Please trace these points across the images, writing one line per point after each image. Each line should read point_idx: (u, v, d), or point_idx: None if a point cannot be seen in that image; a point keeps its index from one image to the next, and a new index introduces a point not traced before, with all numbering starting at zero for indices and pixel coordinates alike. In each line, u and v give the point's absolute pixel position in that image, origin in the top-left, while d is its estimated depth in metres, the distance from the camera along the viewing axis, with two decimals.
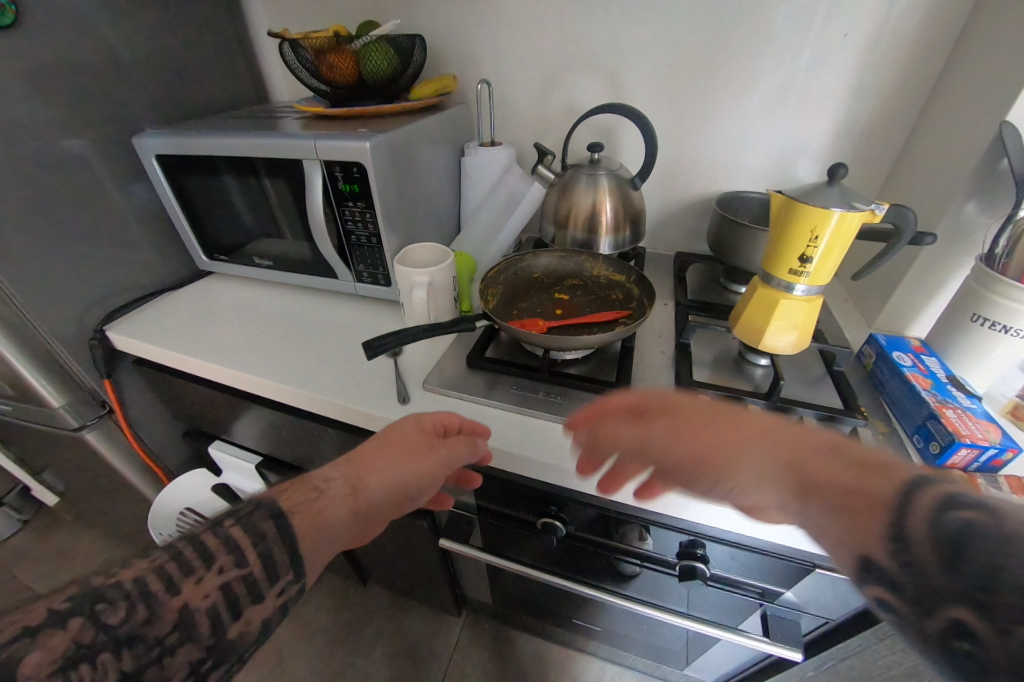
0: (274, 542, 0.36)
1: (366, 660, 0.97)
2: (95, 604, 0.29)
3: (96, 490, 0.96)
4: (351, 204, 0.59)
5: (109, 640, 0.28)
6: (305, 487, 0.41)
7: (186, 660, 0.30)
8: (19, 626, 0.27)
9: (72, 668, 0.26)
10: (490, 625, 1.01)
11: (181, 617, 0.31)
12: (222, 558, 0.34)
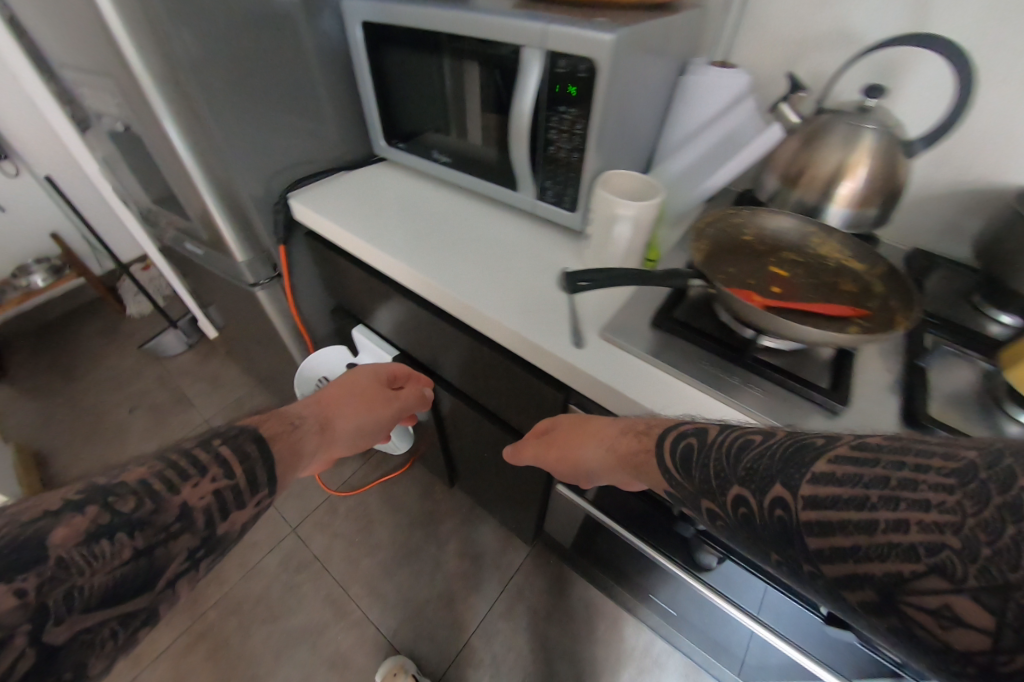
0: (258, 462, 0.47)
1: (439, 550, 1.07)
2: (107, 497, 0.37)
3: (252, 336, 1.10)
4: (562, 111, 0.52)
5: (123, 522, 0.37)
6: (281, 424, 0.55)
7: (185, 546, 0.39)
8: (43, 511, 0.35)
9: (94, 542, 0.35)
10: (554, 561, 1.05)
11: (182, 511, 0.40)
12: (213, 469, 0.43)
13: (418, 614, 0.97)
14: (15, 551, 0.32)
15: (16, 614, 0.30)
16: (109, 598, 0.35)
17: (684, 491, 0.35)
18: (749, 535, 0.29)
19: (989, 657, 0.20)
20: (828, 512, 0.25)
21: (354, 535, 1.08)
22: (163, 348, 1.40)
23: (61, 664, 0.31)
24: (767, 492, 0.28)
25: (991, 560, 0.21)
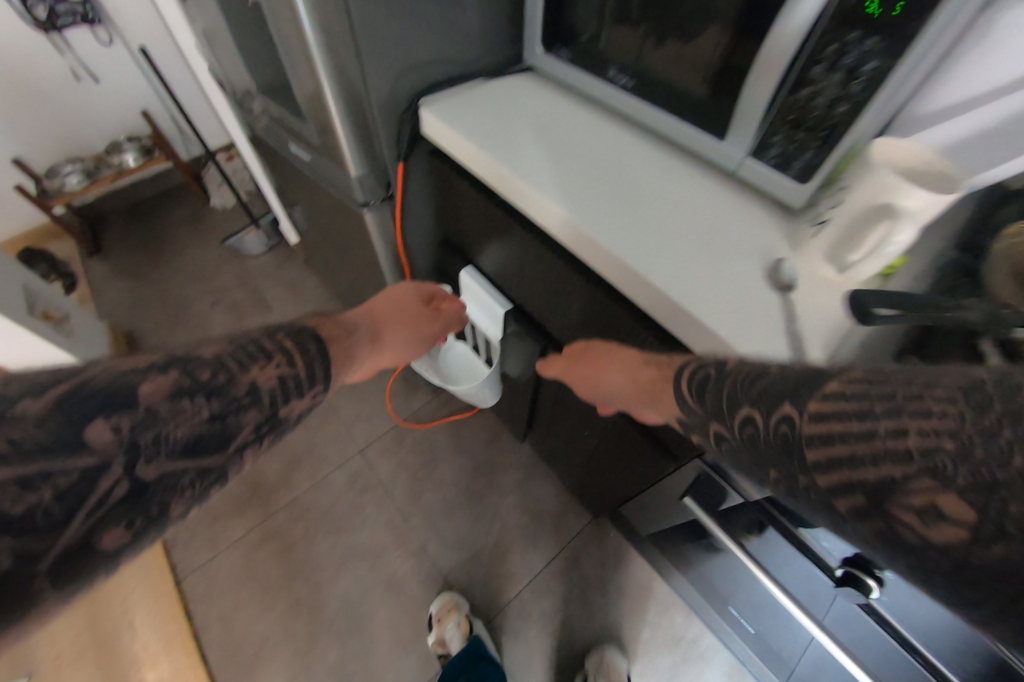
0: (317, 356, 0.49)
1: (499, 499, 1.06)
2: (188, 363, 0.39)
3: (342, 251, 1.04)
4: (855, 36, 0.35)
5: (200, 386, 0.39)
6: (336, 326, 0.56)
7: (250, 420, 0.42)
8: (136, 366, 0.37)
9: (178, 399, 0.37)
10: (615, 536, 1.02)
11: (251, 388, 0.42)
12: (277, 355, 0.45)
13: (473, 558, 0.99)
14: (110, 394, 0.34)
15: (111, 447, 0.33)
16: (187, 451, 0.38)
17: (697, 418, 0.33)
18: (752, 453, 0.27)
19: (964, 553, 0.17)
20: (829, 425, 0.22)
21: (417, 469, 1.09)
22: (244, 247, 1.44)
23: (148, 500, 0.35)
24: (773, 411, 0.26)
25: (1000, 468, 0.17)
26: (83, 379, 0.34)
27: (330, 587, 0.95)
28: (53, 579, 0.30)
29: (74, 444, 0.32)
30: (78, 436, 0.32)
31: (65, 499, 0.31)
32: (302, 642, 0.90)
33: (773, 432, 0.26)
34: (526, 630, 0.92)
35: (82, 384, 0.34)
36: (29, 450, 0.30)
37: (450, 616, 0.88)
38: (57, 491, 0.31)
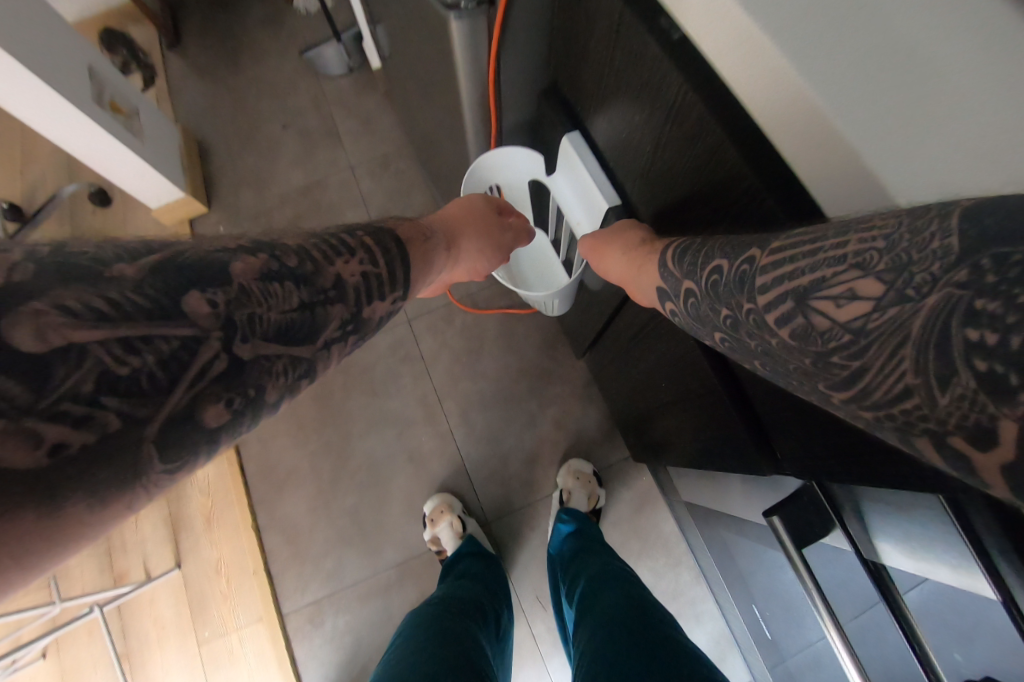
0: (397, 258, 0.44)
1: (538, 409, 0.99)
2: (274, 250, 0.33)
3: (421, 83, 0.83)
4: None
5: (290, 271, 0.32)
6: (415, 230, 0.52)
7: (338, 315, 0.35)
8: (224, 245, 0.30)
9: (270, 280, 0.30)
10: (647, 481, 0.95)
11: (338, 281, 0.36)
12: (359, 252, 0.39)
13: (497, 457, 0.97)
14: (201, 268, 0.27)
15: (210, 320, 0.26)
16: (282, 336, 0.31)
17: (677, 280, 0.38)
18: (714, 297, 0.32)
19: (863, 323, 0.21)
20: (784, 252, 0.26)
21: (462, 354, 1.02)
22: (322, 63, 1.25)
23: (247, 381, 0.28)
24: (742, 253, 0.30)
25: (909, 257, 0.19)
26: (172, 250, 0.27)
27: (358, 442, 0.98)
28: (159, 447, 0.24)
29: (171, 310, 0.25)
30: (174, 301, 0.25)
31: (168, 366, 0.24)
32: (326, 481, 0.97)
33: (733, 270, 0.30)
34: (531, 536, 0.92)
35: (173, 255, 0.27)
36: (128, 311, 0.23)
37: (443, 517, 0.88)
38: (160, 356, 0.24)
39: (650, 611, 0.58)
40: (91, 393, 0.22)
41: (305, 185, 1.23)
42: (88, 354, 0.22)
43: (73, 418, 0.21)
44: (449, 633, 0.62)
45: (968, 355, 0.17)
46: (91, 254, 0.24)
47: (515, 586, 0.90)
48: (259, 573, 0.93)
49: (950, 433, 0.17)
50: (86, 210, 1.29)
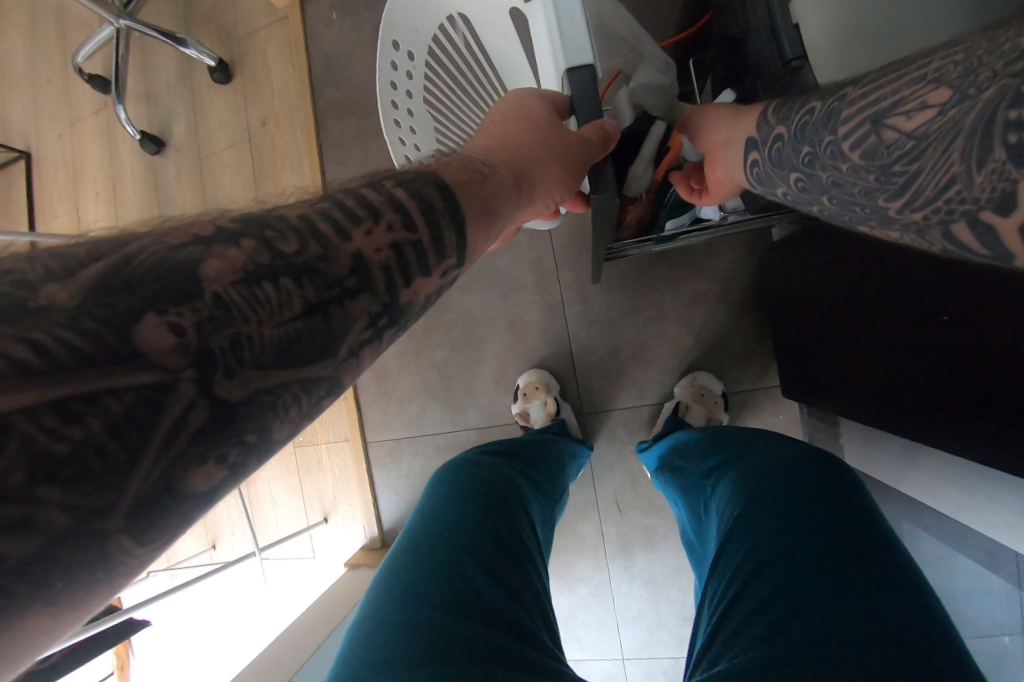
0: (444, 214, 0.29)
1: (670, 305, 0.81)
2: (265, 229, 0.22)
3: None
4: None
5: (286, 263, 0.22)
6: (466, 170, 0.36)
7: (364, 311, 0.24)
8: (190, 236, 0.21)
9: (256, 282, 0.20)
10: (785, 419, 0.78)
11: (358, 263, 0.24)
12: (388, 213, 0.26)
13: (608, 348, 0.84)
14: (159, 277, 0.19)
15: (174, 359, 0.18)
16: (287, 359, 0.21)
17: (764, 129, 0.38)
18: (796, 139, 0.33)
19: (929, 128, 0.23)
20: (881, 81, 0.26)
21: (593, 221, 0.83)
22: None
23: (244, 428, 0.19)
24: (837, 92, 0.30)
25: (979, 61, 0.21)
26: (125, 255, 0.19)
27: (458, 297, 0.89)
28: (136, 534, 0.17)
29: (121, 351, 0.17)
30: (122, 335, 0.17)
31: (125, 433, 0.17)
32: (419, 330, 0.92)
33: (825, 107, 0.31)
34: (625, 442, 0.83)
35: (126, 267, 0.19)
36: (60, 363, 0.16)
37: (536, 395, 0.81)
38: (112, 422, 0.16)
39: (765, 542, 0.42)
40: (24, 483, 0.15)
41: None
42: (11, 432, 0.15)
43: (4, 523, 0.14)
44: (505, 510, 0.54)
45: (1003, 134, 0.19)
46: (16, 273, 0.17)
47: (594, 483, 0.85)
48: (348, 399, 0.97)
49: (982, 209, 0.21)
50: None
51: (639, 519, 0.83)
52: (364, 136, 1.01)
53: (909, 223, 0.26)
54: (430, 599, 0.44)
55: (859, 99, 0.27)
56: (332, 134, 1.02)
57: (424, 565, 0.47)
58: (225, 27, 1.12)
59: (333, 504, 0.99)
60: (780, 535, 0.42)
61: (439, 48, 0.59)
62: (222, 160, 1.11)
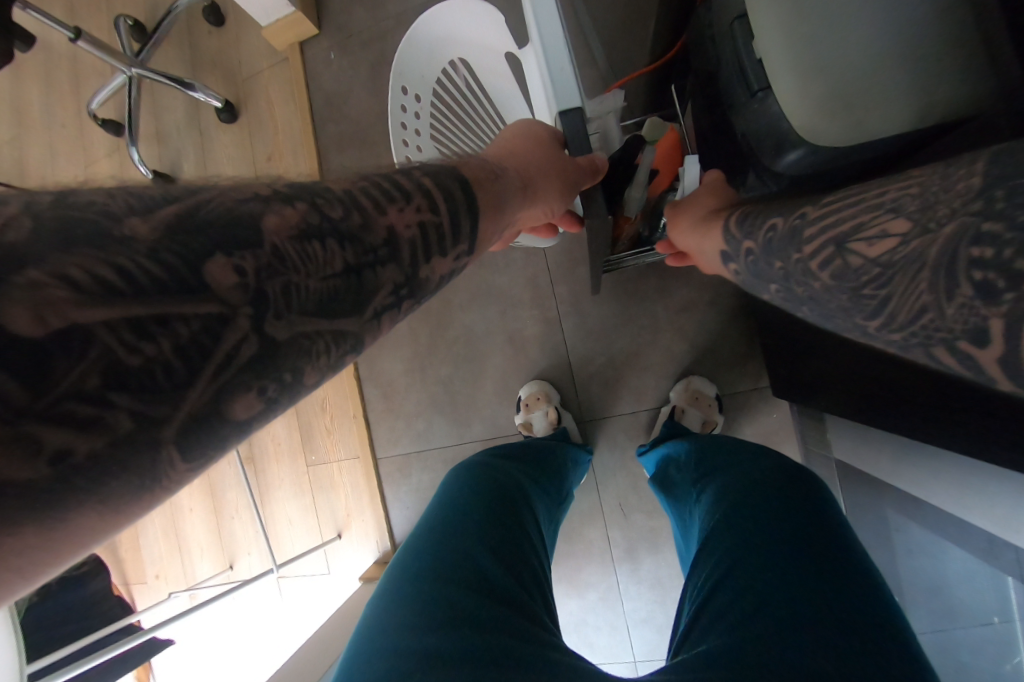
0: (461, 206, 0.35)
1: (664, 313, 0.84)
2: (316, 197, 0.26)
3: None
4: None
5: (333, 227, 0.26)
6: (479, 169, 0.41)
7: (389, 279, 0.28)
8: (254, 193, 0.25)
9: (308, 239, 0.24)
10: (780, 418, 0.81)
11: (390, 236, 0.28)
12: (415, 197, 0.31)
13: (605, 357, 0.87)
14: (226, 224, 0.22)
15: (235, 295, 0.21)
16: (325, 311, 0.24)
17: (733, 241, 0.40)
18: (767, 253, 0.34)
19: (893, 256, 0.23)
20: (840, 205, 0.27)
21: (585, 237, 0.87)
22: None
23: (282, 366, 0.23)
24: (799, 210, 0.32)
25: (938, 197, 0.22)
26: (192, 202, 0.22)
27: (460, 314, 0.93)
28: (183, 449, 0.19)
29: (186, 283, 0.20)
30: (193, 270, 0.20)
31: (187, 355, 0.19)
32: (423, 349, 0.96)
33: (787, 223, 0.32)
34: (626, 447, 0.86)
35: (195, 208, 0.22)
36: (140, 286, 0.18)
37: (538, 405, 0.85)
38: (177, 344, 0.19)
39: (731, 548, 0.45)
40: (98, 386, 0.17)
41: (425, 4, 1.02)
42: (93, 342, 0.17)
43: (79, 419, 0.17)
44: (506, 501, 0.58)
45: (969, 270, 0.20)
46: (97, 206, 0.20)
47: (598, 488, 0.87)
48: (357, 418, 1.00)
49: (957, 338, 0.21)
50: (202, 28, 1.21)
51: (643, 522, 0.85)
52: (364, 166, 1.06)
53: (889, 341, 0.25)
54: (436, 581, 0.48)
55: (821, 223, 0.28)
56: (334, 165, 1.08)
57: (431, 550, 0.51)
58: (229, 69, 1.19)
59: (346, 520, 1.02)
60: (748, 535, 0.46)
61: (440, 90, 0.62)
62: None
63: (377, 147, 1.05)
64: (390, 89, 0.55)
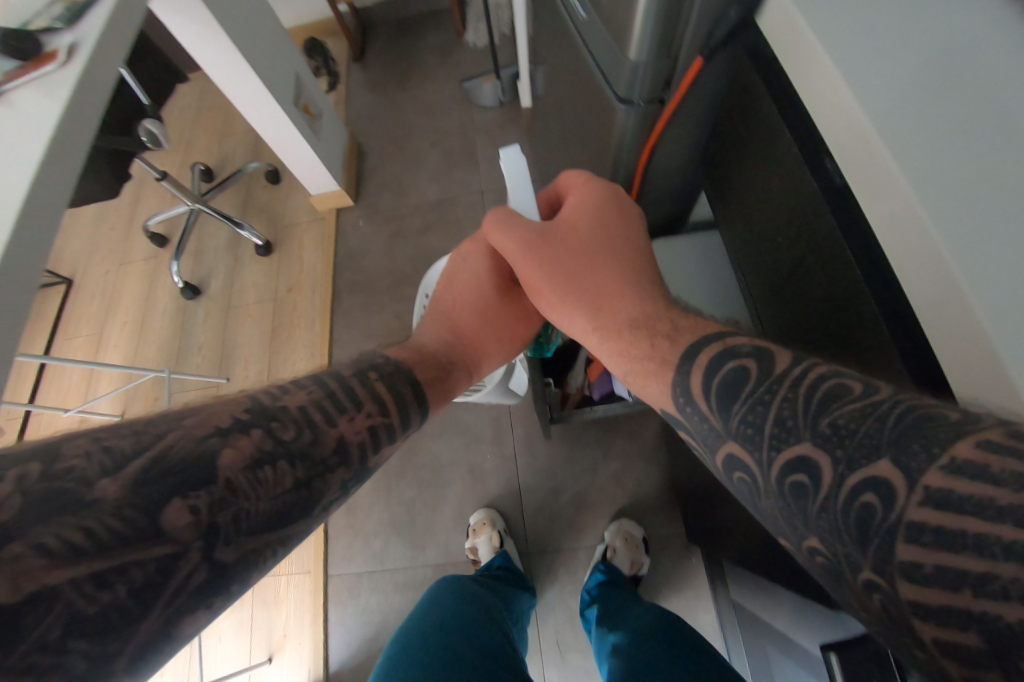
0: (411, 408, 0.47)
1: (603, 459, 1.00)
2: (271, 422, 0.37)
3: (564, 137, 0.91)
4: None
5: (285, 449, 0.36)
6: (432, 367, 0.56)
7: (339, 478, 0.39)
8: (214, 426, 0.34)
9: (259, 466, 0.33)
10: (699, 564, 0.92)
11: (338, 444, 0.39)
12: (368, 405, 0.43)
13: (552, 493, 1.00)
14: (186, 467, 0.31)
15: (187, 533, 0.29)
16: (273, 523, 0.33)
17: (711, 426, 0.31)
18: (797, 513, 0.24)
19: None
20: (944, 520, 0.19)
21: None
22: (478, 95, 1.43)
23: (228, 582, 0.31)
24: (854, 469, 0.22)
25: None
26: (158, 449, 0.31)
27: (429, 441, 1.07)
28: (133, 670, 0.26)
29: (150, 531, 0.28)
30: (153, 520, 0.28)
31: (140, 594, 0.27)
32: (392, 470, 1.07)
33: (832, 472, 0.23)
34: (565, 582, 0.94)
35: (162, 455, 0.30)
36: (106, 543, 0.26)
37: (484, 531, 0.94)
38: (132, 587, 0.27)
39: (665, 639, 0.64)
40: (58, 637, 0.24)
41: (439, 198, 1.36)
42: (61, 599, 0.25)
43: (42, 666, 0.24)
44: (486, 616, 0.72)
45: None
46: (76, 474, 0.27)
47: (538, 623, 0.92)
48: (316, 532, 1.05)
49: None
50: (260, 185, 1.54)
51: (578, 663, 0.89)
52: (369, 306, 1.29)
53: None
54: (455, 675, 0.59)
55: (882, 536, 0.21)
56: (344, 302, 1.30)
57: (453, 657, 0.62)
58: (274, 217, 1.48)
59: (281, 641, 0.99)
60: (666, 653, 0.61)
61: None
62: (248, 311, 1.35)
63: (383, 292, 1.30)
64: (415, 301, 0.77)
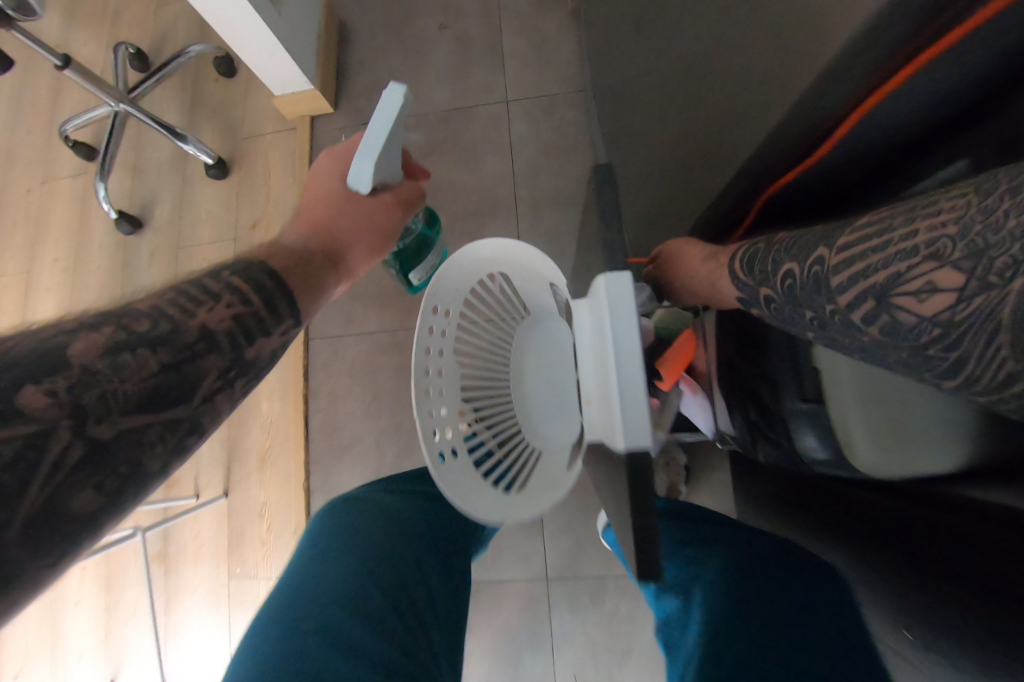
0: (273, 292, 0.50)
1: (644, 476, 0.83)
2: (122, 319, 0.40)
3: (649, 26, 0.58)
4: None
5: (141, 339, 0.39)
6: (290, 260, 0.55)
7: (212, 365, 0.43)
8: (66, 329, 0.37)
9: (116, 354, 0.37)
10: None
11: (201, 332, 0.43)
12: (224, 298, 0.46)
13: (577, 511, 0.85)
14: (40, 354, 0.34)
15: (52, 412, 0.32)
16: (149, 404, 0.38)
17: (749, 287, 0.46)
18: (791, 300, 0.40)
19: (949, 313, 0.30)
20: (867, 252, 0.34)
21: None
22: None
23: (114, 455, 0.35)
24: (809, 256, 0.38)
25: (982, 246, 0.29)
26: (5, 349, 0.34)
27: None
28: (29, 539, 0.30)
29: (10, 410, 0.31)
30: (12, 400, 0.31)
31: (21, 459, 0.31)
32: (389, 468, 0.93)
33: (797, 277, 0.39)
34: (587, 610, 0.83)
35: (13, 353, 0.33)
36: None
37: None
38: (13, 453, 0.30)
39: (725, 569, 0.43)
40: None
41: (449, 108, 1.01)
42: None
43: None
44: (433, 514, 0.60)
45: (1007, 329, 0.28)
46: None
47: (554, 652, 0.83)
48: (298, 533, 0.91)
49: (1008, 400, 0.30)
50: (210, 77, 1.16)
51: None
52: None
53: None
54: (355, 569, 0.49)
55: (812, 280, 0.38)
56: None
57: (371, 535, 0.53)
58: (230, 124, 1.12)
59: None
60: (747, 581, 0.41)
61: (474, 298, 0.58)
62: (204, 254, 1.07)
63: None
64: (422, 311, 0.50)
